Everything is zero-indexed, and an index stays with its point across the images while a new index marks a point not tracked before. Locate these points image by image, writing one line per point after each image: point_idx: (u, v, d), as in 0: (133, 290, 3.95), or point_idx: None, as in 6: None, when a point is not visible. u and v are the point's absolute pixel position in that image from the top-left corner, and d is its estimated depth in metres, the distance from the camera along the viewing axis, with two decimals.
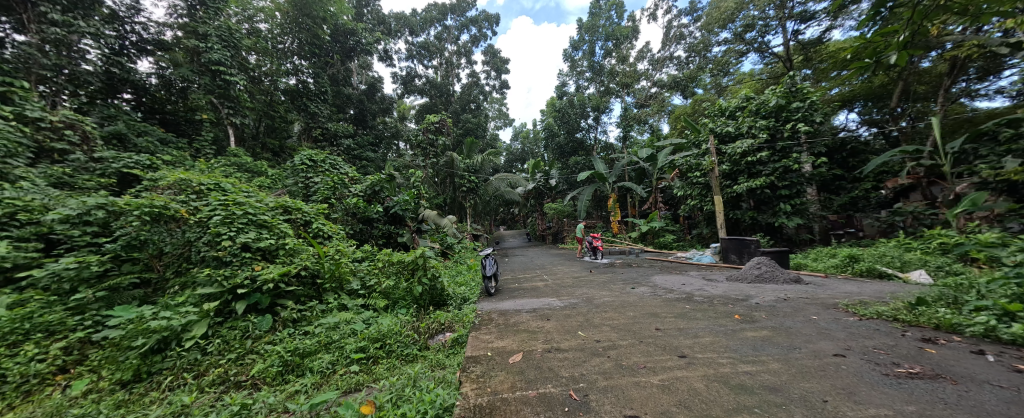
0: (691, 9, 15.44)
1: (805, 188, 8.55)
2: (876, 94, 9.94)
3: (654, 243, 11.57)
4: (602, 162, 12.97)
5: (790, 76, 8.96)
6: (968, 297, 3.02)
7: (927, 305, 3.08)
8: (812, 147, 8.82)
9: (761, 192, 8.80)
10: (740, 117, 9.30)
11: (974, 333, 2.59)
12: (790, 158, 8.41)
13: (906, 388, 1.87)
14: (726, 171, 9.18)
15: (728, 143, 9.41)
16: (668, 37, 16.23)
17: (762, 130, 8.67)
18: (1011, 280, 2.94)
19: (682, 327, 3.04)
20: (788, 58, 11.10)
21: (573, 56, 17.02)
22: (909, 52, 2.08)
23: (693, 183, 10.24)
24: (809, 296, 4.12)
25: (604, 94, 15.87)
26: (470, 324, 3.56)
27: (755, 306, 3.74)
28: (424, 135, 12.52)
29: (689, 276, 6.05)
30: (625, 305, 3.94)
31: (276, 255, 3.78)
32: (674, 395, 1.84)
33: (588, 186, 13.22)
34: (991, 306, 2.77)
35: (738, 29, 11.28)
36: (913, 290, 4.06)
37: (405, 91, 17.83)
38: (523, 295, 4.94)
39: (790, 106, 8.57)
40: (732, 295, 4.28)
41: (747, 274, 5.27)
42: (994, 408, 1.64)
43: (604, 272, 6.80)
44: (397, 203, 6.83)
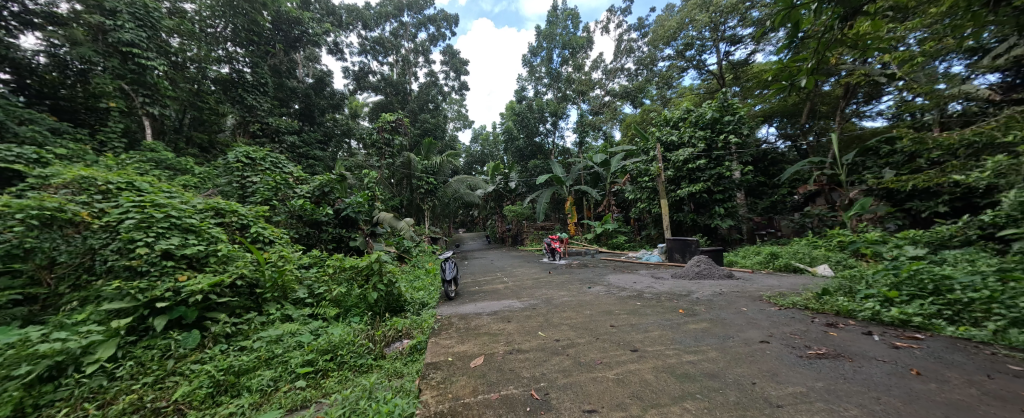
0: (639, 25, 16.58)
1: (736, 193, 9.60)
2: (790, 112, 11.47)
3: (608, 244, 12.19)
4: (560, 166, 13.41)
5: (724, 92, 10.01)
6: (860, 286, 3.59)
7: (830, 294, 3.61)
8: (741, 156, 9.91)
9: (700, 196, 9.70)
10: (683, 127, 10.17)
11: (865, 317, 3.07)
12: (723, 166, 9.39)
13: (816, 367, 2.17)
14: (671, 176, 9.96)
15: (672, 151, 10.24)
16: (619, 50, 17.26)
17: (700, 140, 9.58)
18: (889, 271, 3.56)
19: (634, 323, 3.22)
20: (721, 76, 12.39)
21: (531, 62, 17.40)
22: (814, 78, 2.45)
23: (642, 188, 10.99)
24: (740, 290, 4.62)
25: (561, 100, 16.46)
26: (429, 330, 3.46)
27: (696, 301, 4.10)
28: (378, 134, 11.83)
29: (639, 274, 6.45)
30: (582, 305, 4.10)
31: (206, 263, 3.36)
32: (628, 387, 1.94)
33: (547, 190, 13.56)
34: (876, 294, 3.32)
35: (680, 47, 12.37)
36: (820, 281, 4.72)
37: (358, 87, 16.94)
38: (484, 298, 4.92)
39: (723, 119, 9.59)
40: (676, 292, 4.65)
41: (689, 271, 5.76)
42: (880, 379, 1.96)
43: (562, 273, 7.02)
44: (349, 205, 6.46)
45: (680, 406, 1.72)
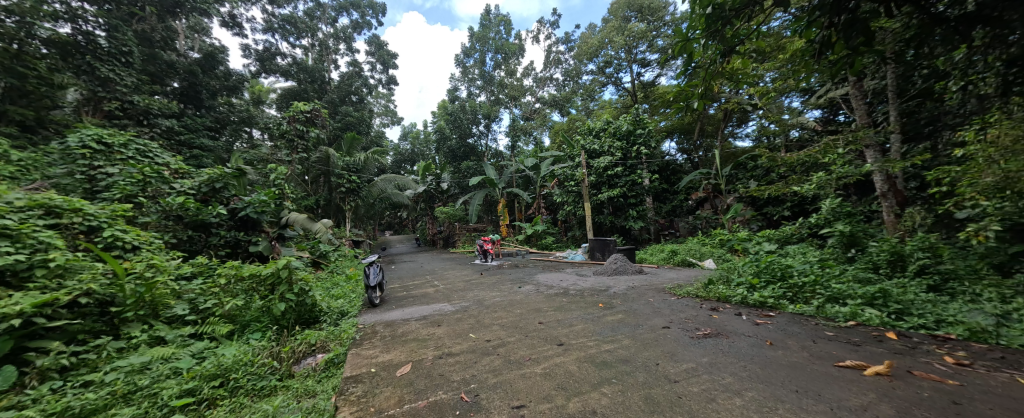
0: (566, 39, 17.78)
1: (645, 198, 10.91)
2: (686, 129, 13.51)
3: (538, 245, 12.74)
4: (492, 168, 13.58)
5: (636, 109, 11.31)
6: (733, 276, 4.39)
7: (713, 283, 4.34)
8: (650, 166, 11.30)
9: (617, 200, 10.79)
10: (603, 137, 11.20)
11: (736, 301, 3.77)
12: (636, 174, 10.60)
13: (703, 345, 2.58)
14: (593, 182, 10.88)
15: (594, 158, 11.20)
16: (548, 60, 18.24)
17: (617, 150, 10.67)
18: (752, 262, 4.44)
19: (560, 318, 3.42)
20: (634, 93, 13.98)
21: (464, 62, 17.30)
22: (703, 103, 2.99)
23: (569, 191, 11.78)
24: (648, 283, 5.27)
25: (494, 103, 16.71)
26: (349, 340, 3.18)
27: (613, 295, 4.54)
28: (289, 125, 10.02)
29: (565, 272, 6.89)
30: (512, 304, 4.21)
31: (27, 279, 2.50)
32: (554, 380, 2.05)
33: (479, 191, 13.59)
34: (744, 282, 4.10)
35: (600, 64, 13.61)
36: (707, 273, 5.64)
37: (262, 69, 14.72)
38: (412, 303, 4.70)
39: (635, 132, 10.82)
40: (597, 287, 5.09)
41: (607, 268, 6.35)
42: (746, 351, 2.43)
43: (494, 274, 7.11)
44: (250, 204, 5.54)
45: (598, 391, 1.88)
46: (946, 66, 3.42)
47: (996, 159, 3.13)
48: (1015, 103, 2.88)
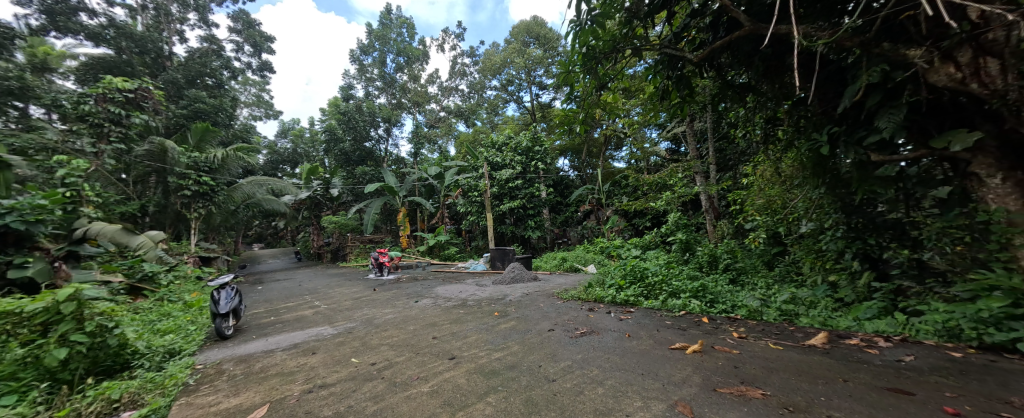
0: (471, 53, 18.21)
1: (542, 209, 11.90)
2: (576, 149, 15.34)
3: (440, 256, 12.47)
4: (392, 175, 12.81)
5: (534, 127, 12.34)
6: (607, 279, 5.14)
7: (592, 286, 5.01)
8: (546, 180, 12.40)
9: (517, 211, 11.48)
10: (505, 151, 11.85)
11: (608, 301, 4.44)
12: (534, 187, 11.51)
13: (577, 343, 2.95)
14: (496, 193, 11.36)
15: (496, 170, 11.73)
16: (453, 70, 18.32)
17: (517, 164, 11.45)
18: (620, 266, 5.29)
19: (455, 331, 3.42)
20: (534, 113, 15.22)
21: (361, 60, 15.98)
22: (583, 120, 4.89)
23: (472, 202, 12.04)
24: (540, 289, 5.72)
25: (395, 107, 15.87)
26: (181, 387, 2.50)
27: (508, 303, 4.77)
28: (95, 106, 7.55)
29: (465, 283, 6.91)
30: (406, 320, 4.01)
31: None
32: (440, 397, 2.03)
33: (377, 199, 12.62)
34: (614, 283, 4.85)
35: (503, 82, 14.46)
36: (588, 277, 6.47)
37: (52, 26, 10.72)
38: (283, 329, 4.02)
39: (534, 149, 11.75)
40: (494, 296, 5.27)
41: (505, 277, 6.65)
42: (609, 344, 2.87)
43: (389, 289, 6.65)
44: (14, 210, 4.03)
45: (483, 401, 1.95)
46: (735, 120, 4.82)
47: (761, 187, 4.48)
48: (771, 151, 4.22)
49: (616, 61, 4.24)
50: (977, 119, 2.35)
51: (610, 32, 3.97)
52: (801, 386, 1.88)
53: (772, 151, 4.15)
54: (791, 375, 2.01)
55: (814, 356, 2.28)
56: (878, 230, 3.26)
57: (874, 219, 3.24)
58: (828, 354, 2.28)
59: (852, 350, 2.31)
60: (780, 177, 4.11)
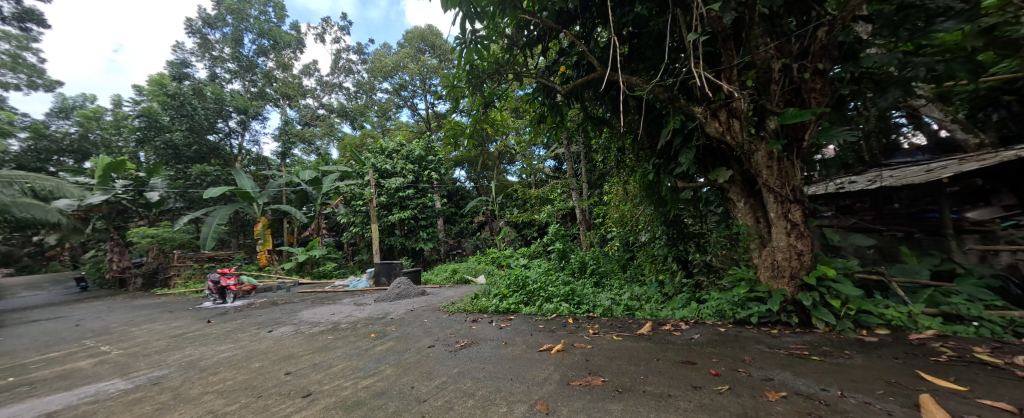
0: (359, 50, 16.80)
1: (435, 221, 11.75)
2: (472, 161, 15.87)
3: (313, 274, 10.84)
4: (248, 178, 10.75)
5: (428, 137, 12.32)
6: (492, 289, 5.36)
7: (478, 297, 5.17)
8: (441, 191, 12.33)
9: (408, 221, 11.17)
10: (395, 159, 11.53)
11: (492, 310, 4.63)
12: (426, 197, 11.44)
13: (455, 357, 2.95)
14: (384, 202, 10.94)
15: (385, 178, 11.29)
16: (336, 65, 16.53)
17: (410, 173, 11.24)
18: (505, 276, 5.55)
19: (317, 362, 2.99)
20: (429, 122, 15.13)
21: (205, 33, 12.73)
22: (465, 136, 5.16)
23: (356, 211, 11.26)
24: (427, 304, 5.56)
25: (256, 96, 13.37)
26: None
27: (389, 322, 4.46)
28: None
29: (341, 304, 6.17)
30: (252, 356, 3.31)
31: None
32: None
33: (225, 206, 10.39)
34: (498, 293, 5.09)
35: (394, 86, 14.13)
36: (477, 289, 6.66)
37: None
38: (36, 393, 2.79)
39: (427, 159, 11.71)
40: (374, 316, 4.85)
41: (389, 294, 6.18)
42: (487, 354, 2.97)
43: (235, 318, 5.41)
44: None
45: None
46: (597, 147, 5.74)
47: (615, 204, 5.40)
48: (620, 176, 5.18)
49: (501, 83, 4.69)
50: (730, 161, 3.42)
51: (494, 54, 4.42)
52: (629, 369, 2.31)
53: (621, 174, 5.08)
54: (624, 361, 2.45)
55: (642, 342, 2.85)
56: (685, 240, 4.29)
57: (683, 230, 4.28)
58: (650, 340, 2.87)
59: (666, 335, 2.97)
60: (627, 196, 5.05)
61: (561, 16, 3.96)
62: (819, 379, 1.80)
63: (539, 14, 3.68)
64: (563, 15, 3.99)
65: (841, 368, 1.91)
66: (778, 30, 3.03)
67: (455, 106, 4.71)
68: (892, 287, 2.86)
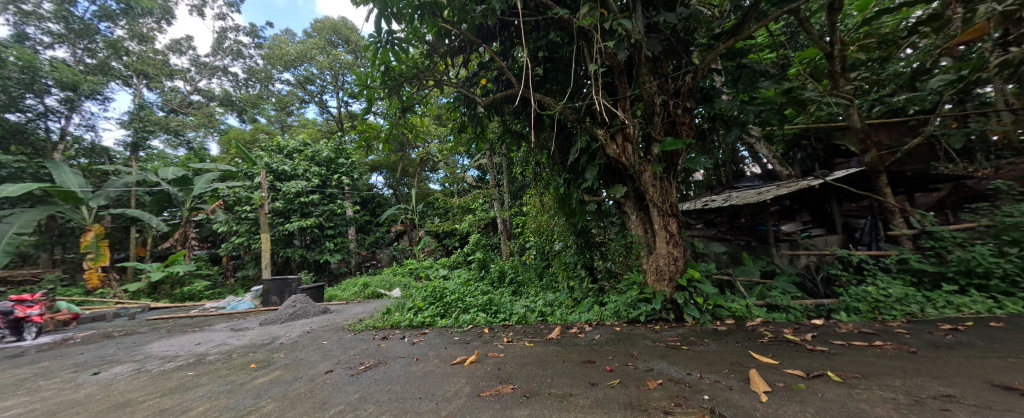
0: (253, 32, 14.55)
1: (344, 230, 11.50)
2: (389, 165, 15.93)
3: (174, 296, 8.83)
4: (74, 172, 8.44)
5: (338, 137, 12.14)
6: (406, 302, 5.08)
7: (389, 312, 4.84)
8: (353, 197, 12.28)
9: (311, 231, 10.59)
10: (297, 159, 10.94)
11: (404, 325, 4.36)
12: (335, 204, 11.11)
13: (358, 380, 2.66)
14: (280, 208, 10.20)
15: (284, 181, 10.61)
16: (220, 45, 13.99)
17: (314, 176, 10.75)
18: (422, 288, 5.29)
19: (167, 406, 2.37)
20: (342, 121, 15.31)
21: None
22: (378, 140, 4.84)
23: (240, 219, 9.99)
24: (328, 324, 5.00)
25: (95, 70, 10.33)
26: None
27: (277, 347, 3.82)
28: None
29: (212, 330, 5.12)
30: (58, 410, 2.45)
31: None
32: None
33: (31, 209, 7.92)
34: (413, 306, 4.83)
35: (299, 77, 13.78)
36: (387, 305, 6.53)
37: None
38: None
39: (337, 161, 11.59)
40: (256, 342, 4.12)
41: (282, 315, 5.53)
42: (395, 372, 2.75)
43: (37, 360, 4.02)
44: None
45: None
46: (517, 160, 6.00)
47: (533, 214, 5.68)
48: (536, 189, 5.49)
49: (419, 88, 4.58)
50: (625, 179, 3.91)
51: (414, 58, 4.29)
52: (538, 373, 2.40)
53: (538, 187, 5.38)
54: (533, 366, 2.54)
55: (550, 346, 3.01)
56: (592, 249, 4.72)
57: (590, 240, 4.71)
58: (559, 344, 3.05)
59: (572, 337, 3.20)
60: (542, 207, 5.35)
61: (481, 31, 4.10)
62: (687, 366, 2.14)
63: (459, 26, 3.74)
64: (483, 31, 4.14)
65: (703, 355, 2.29)
66: (659, 71, 3.63)
67: (368, 108, 4.39)
68: (737, 285, 3.60)
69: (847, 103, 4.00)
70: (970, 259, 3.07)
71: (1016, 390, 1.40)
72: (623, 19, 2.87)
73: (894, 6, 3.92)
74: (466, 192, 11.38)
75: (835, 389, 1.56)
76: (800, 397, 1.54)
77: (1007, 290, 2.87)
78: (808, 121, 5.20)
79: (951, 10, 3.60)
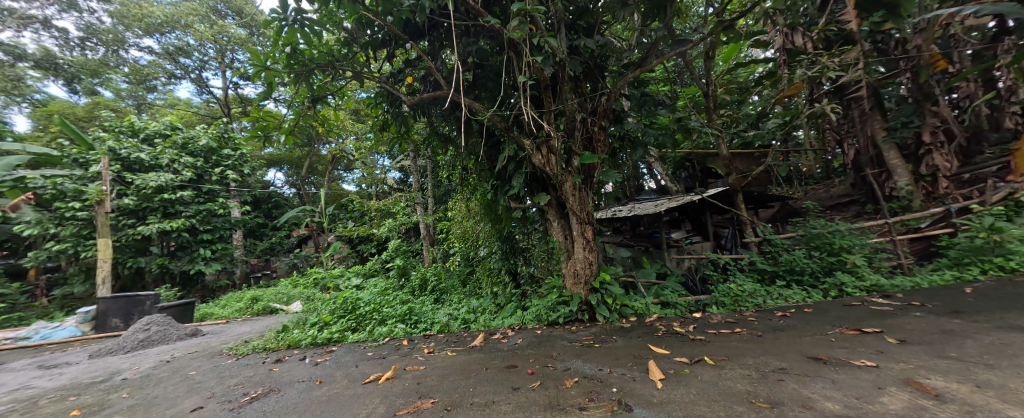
0: None
1: (226, 234, 9.68)
2: (290, 161, 14.20)
3: None
4: None
5: (223, 123, 10.23)
6: (309, 317, 4.47)
7: (287, 330, 4.19)
8: (240, 194, 10.63)
9: (177, 235, 8.64)
10: (159, 145, 8.84)
11: (305, 344, 3.82)
12: (215, 203, 9.32)
13: (239, 415, 2.18)
14: (131, 205, 8.11)
15: (139, 171, 8.48)
16: None
17: (186, 168, 8.92)
18: (330, 300, 4.70)
19: None
20: (227, 106, 13.42)
21: None
22: (281, 132, 4.22)
23: (62, 220, 7.63)
24: (200, 352, 4.11)
25: None
26: None
27: (117, 386, 2.94)
28: None
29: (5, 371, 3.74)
30: None
31: None
32: None
33: None
34: (318, 321, 4.27)
35: (167, 48, 11.40)
36: (279, 322, 5.99)
37: None
38: None
39: (220, 151, 9.82)
40: (84, 382, 3.12)
41: (128, 342, 4.72)
42: (292, 399, 2.34)
43: None
44: None
45: None
46: (443, 163, 5.85)
47: (458, 220, 5.59)
48: (462, 194, 5.43)
49: (333, 78, 4.15)
50: (548, 187, 4.13)
51: (328, 44, 3.86)
52: (461, 383, 2.33)
53: (464, 192, 5.33)
54: (456, 377, 2.46)
55: (474, 354, 2.97)
56: (516, 254, 4.86)
57: (514, 246, 4.85)
58: (482, 351, 3.04)
59: (495, 343, 3.22)
60: (468, 212, 5.30)
61: (408, 27, 3.92)
62: (599, 362, 2.34)
63: (383, 17, 3.50)
64: (410, 27, 3.96)
65: (613, 351, 2.54)
66: (580, 90, 3.95)
67: (269, 94, 3.79)
68: (638, 286, 4.10)
69: (717, 135, 4.95)
70: (793, 260, 4.07)
71: (821, 360, 1.88)
72: (549, 38, 3.06)
73: (747, 62, 5.03)
74: (384, 195, 10.73)
75: (710, 372, 1.89)
76: (684, 381, 1.82)
77: (813, 283, 3.87)
78: (690, 146, 6.27)
79: (783, 69, 4.74)
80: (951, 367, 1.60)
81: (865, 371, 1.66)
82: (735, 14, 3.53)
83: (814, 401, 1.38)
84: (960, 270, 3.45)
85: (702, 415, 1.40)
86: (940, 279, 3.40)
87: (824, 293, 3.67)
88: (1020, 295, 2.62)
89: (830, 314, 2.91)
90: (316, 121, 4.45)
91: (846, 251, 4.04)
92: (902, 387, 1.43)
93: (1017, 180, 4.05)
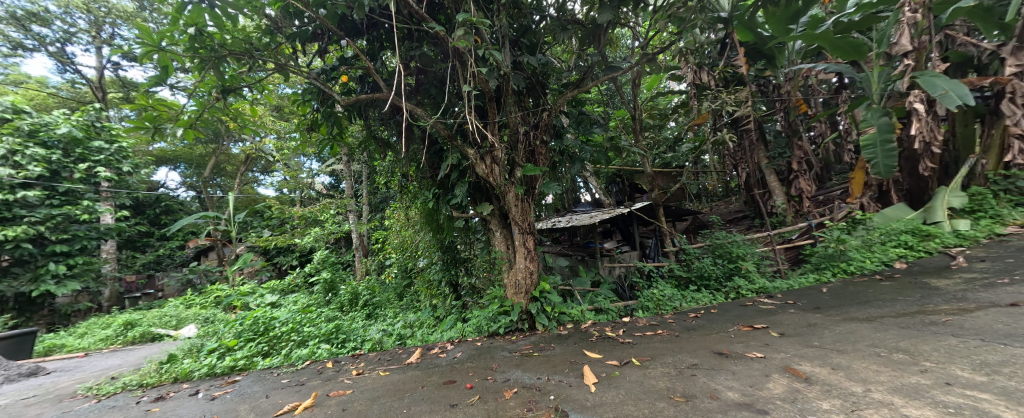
0: None
1: (93, 246, 7.81)
2: (189, 159, 12.07)
3: None
4: None
5: (95, 108, 8.33)
6: (206, 343, 3.79)
7: (174, 360, 3.48)
8: (116, 199, 8.69)
9: (14, 247, 6.72)
10: None
11: (200, 376, 3.22)
12: (78, 206, 7.50)
13: None
14: None
15: None
16: None
17: (36, 163, 7.05)
18: (236, 321, 4.04)
19: None
20: (101, 89, 11.05)
21: None
22: (177, 124, 3.57)
23: None
24: (40, 396, 3.20)
25: None
26: None
27: None
28: None
29: None
30: None
31: None
32: None
33: None
34: (219, 347, 3.65)
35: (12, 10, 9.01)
36: (164, 351, 4.96)
37: None
38: None
39: (89, 144, 7.94)
40: None
41: None
42: None
43: None
44: None
45: None
46: (380, 169, 5.52)
47: (396, 229, 5.26)
48: (400, 202, 5.15)
49: (251, 68, 3.67)
50: (492, 197, 4.16)
51: (244, 30, 3.44)
52: (392, 405, 2.16)
53: (403, 200, 5.07)
54: (387, 399, 2.27)
55: (408, 372, 2.80)
56: (457, 265, 4.75)
57: (455, 256, 4.74)
58: (418, 367, 2.87)
59: (432, 359, 3.08)
60: (407, 221, 5.03)
61: (344, 23, 3.69)
62: (536, 371, 2.38)
63: (316, 9, 3.23)
64: (346, 23, 3.74)
65: (549, 358, 2.61)
66: (522, 103, 4.08)
67: (164, 80, 3.22)
68: (575, 294, 4.30)
69: (642, 154, 5.47)
70: (702, 267, 4.67)
71: (724, 354, 2.17)
72: (494, 51, 3.10)
73: (667, 92, 5.70)
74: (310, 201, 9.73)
75: (634, 373, 2.04)
76: (612, 383, 1.94)
77: (718, 286, 4.47)
78: (621, 164, 6.86)
79: (695, 100, 5.50)
80: (814, 354, 1.97)
81: (755, 362, 1.95)
82: (657, 50, 3.97)
83: (719, 391, 1.58)
84: (819, 273, 4.29)
85: (630, 413, 1.50)
86: (806, 281, 4.18)
87: (725, 295, 4.25)
88: (857, 293, 3.35)
89: (731, 314, 3.38)
90: (227, 114, 3.88)
91: (742, 258, 4.74)
92: (783, 374, 1.71)
93: (854, 202, 5.20)
